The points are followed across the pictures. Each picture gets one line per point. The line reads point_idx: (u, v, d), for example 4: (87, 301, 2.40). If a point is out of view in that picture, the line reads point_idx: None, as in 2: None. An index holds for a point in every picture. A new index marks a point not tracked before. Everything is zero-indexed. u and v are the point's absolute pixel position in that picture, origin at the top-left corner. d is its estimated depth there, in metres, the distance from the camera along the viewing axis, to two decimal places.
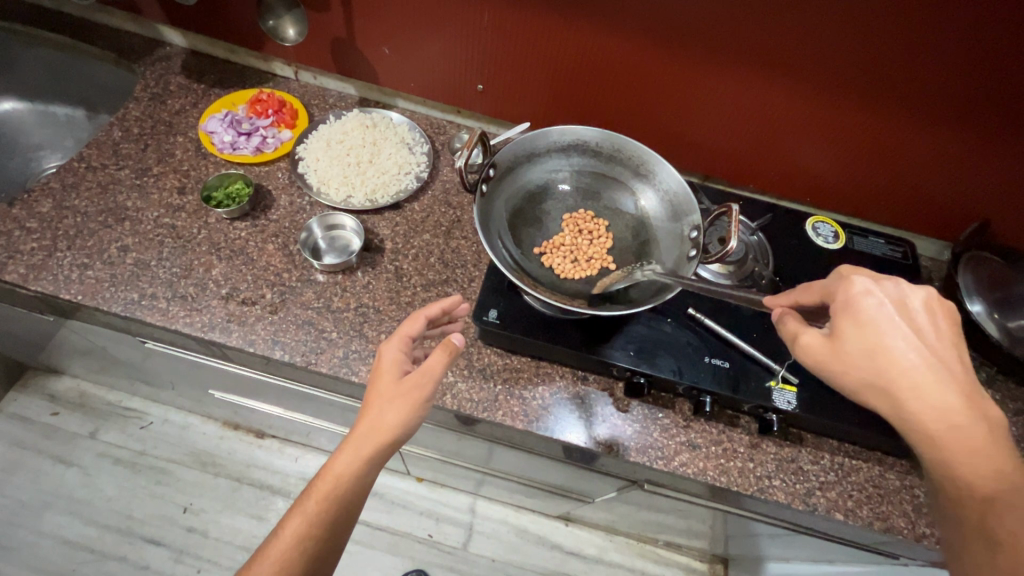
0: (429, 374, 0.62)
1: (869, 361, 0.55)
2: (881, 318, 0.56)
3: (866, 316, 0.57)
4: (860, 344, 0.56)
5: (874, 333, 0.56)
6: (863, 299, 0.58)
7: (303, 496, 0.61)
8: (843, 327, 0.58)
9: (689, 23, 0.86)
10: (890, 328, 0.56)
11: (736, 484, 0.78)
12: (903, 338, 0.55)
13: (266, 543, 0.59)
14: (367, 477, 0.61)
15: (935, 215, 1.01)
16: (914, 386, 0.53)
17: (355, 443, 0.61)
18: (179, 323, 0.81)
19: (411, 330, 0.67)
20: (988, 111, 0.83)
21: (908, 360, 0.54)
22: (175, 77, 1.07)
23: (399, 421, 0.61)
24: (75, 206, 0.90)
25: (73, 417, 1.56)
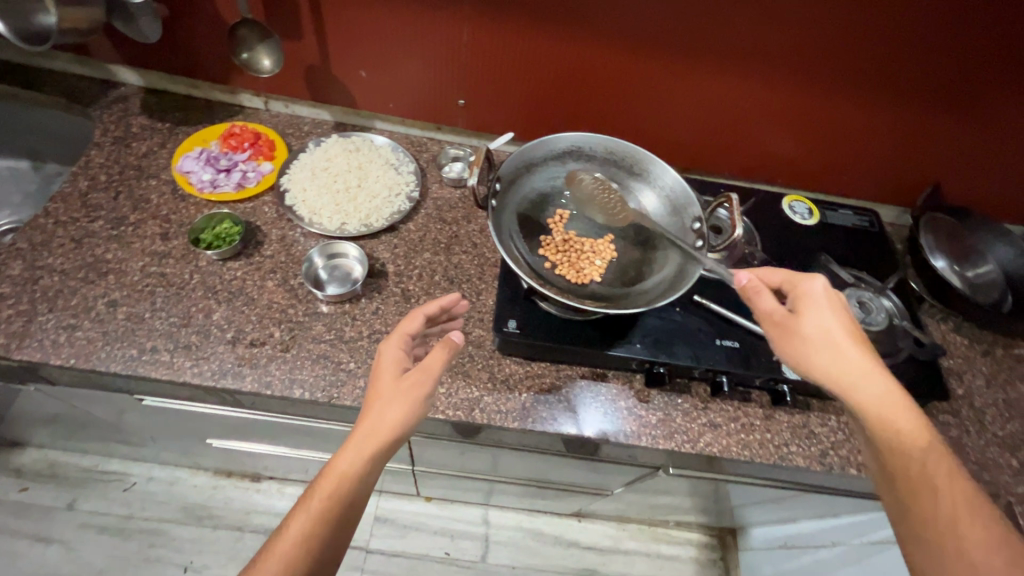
0: (431, 370, 0.63)
1: (824, 343, 0.62)
2: (828, 306, 0.64)
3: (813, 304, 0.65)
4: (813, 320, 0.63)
5: (824, 320, 0.63)
6: (811, 288, 0.66)
7: (305, 496, 0.59)
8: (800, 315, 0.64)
9: (662, 26, 0.90)
10: (835, 315, 0.64)
11: (759, 456, 0.82)
12: (843, 324, 0.63)
13: (269, 544, 0.57)
14: (372, 475, 0.60)
15: (892, 183, 1.11)
16: (859, 366, 0.61)
17: (360, 440, 0.59)
18: (187, 374, 0.77)
19: (410, 328, 0.68)
20: (932, 86, 0.92)
21: (851, 345, 0.62)
22: (137, 118, 1.02)
23: (402, 417, 0.60)
24: (49, 264, 0.84)
25: (44, 490, 1.44)
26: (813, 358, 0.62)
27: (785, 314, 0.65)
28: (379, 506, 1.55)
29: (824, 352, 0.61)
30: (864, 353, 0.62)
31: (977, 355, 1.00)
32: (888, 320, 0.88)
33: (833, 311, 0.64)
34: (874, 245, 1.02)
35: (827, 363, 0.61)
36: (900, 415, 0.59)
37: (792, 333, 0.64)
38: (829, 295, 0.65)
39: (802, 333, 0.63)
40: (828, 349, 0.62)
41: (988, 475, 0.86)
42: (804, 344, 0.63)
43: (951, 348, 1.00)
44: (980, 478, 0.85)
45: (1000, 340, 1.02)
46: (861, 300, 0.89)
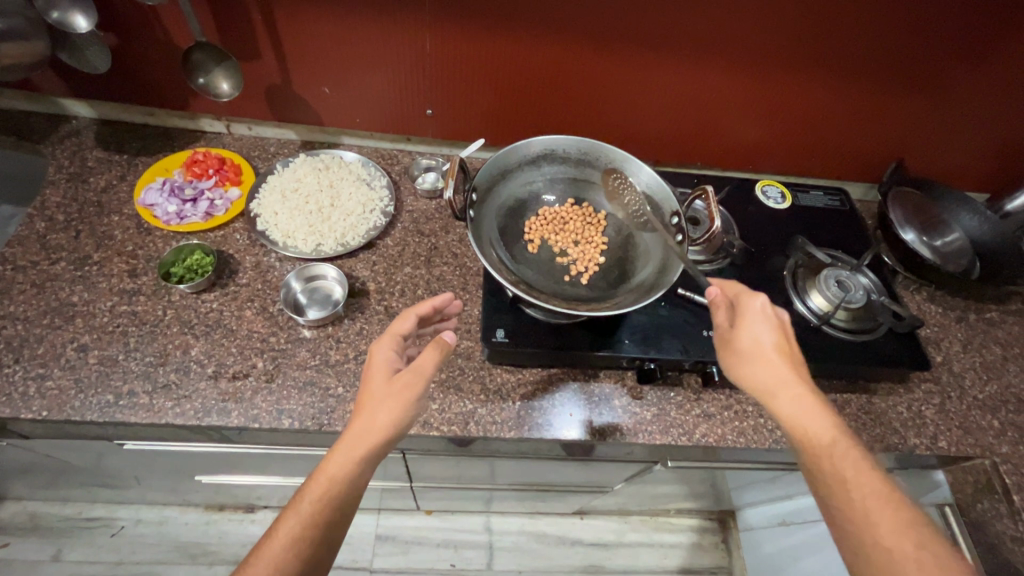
0: (422, 371, 0.62)
1: (752, 355, 0.66)
2: (763, 320, 0.68)
3: (748, 317, 0.68)
4: (750, 334, 0.67)
5: (757, 333, 0.67)
6: (753, 305, 0.69)
7: (295, 498, 0.58)
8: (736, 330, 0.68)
9: (625, 23, 0.90)
10: (766, 330, 0.67)
11: (754, 441, 0.83)
12: (774, 338, 0.67)
13: (258, 546, 0.56)
14: (362, 479, 0.59)
15: (858, 161, 1.13)
16: (781, 378, 0.64)
17: (350, 443, 0.58)
18: (169, 416, 0.74)
19: (402, 328, 0.67)
20: (890, 64, 0.94)
21: (779, 359, 0.65)
22: (92, 151, 0.98)
23: (392, 419, 0.60)
24: (11, 312, 0.80)
25: (26, 544, 1.38)
26: (742, 369, 0.66)
27: (726, 328, 0.69)
28: (380, 525, 1.53)
29: (751, 364, 0.65)
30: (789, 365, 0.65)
31: (952, 322, 1.03)
32: (867, 297, 0.90)
33: (773, 329, 0.67)
34: (847, 224, 1.04)
35: (753, 373, 0.65)
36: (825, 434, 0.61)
37: (727, 346, 0.68)
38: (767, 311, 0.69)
39: (735, 345, 0.67)
40: (756, 361, 0.65)
41: (973, 439, 0.88)
42: (736, 356, 0.67)
43: (927, 317, 1.03)
44: (965, 442, 0.88)
45: (972, 305, 1.06)
46: (839, 279, 0.91)
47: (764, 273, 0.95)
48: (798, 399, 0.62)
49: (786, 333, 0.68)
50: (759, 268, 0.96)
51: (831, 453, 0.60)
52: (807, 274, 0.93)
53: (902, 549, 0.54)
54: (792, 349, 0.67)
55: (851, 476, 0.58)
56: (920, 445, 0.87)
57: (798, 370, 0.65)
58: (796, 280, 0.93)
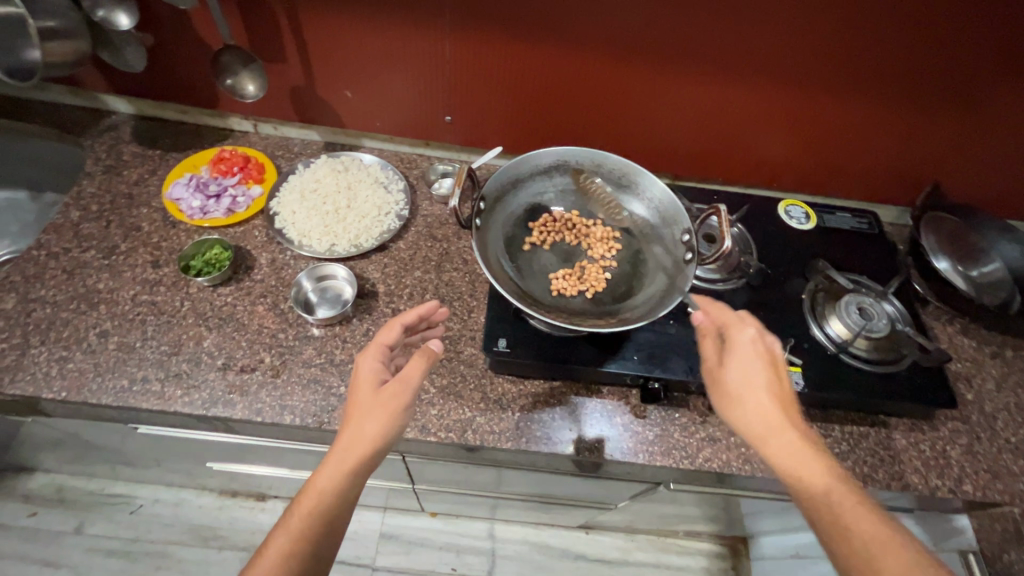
0: (408, 379, 0.63)
1: (742, 391, 0.63)
2: (751, 356, 0.65)
3: (736, 353, 0.66)
4: (738, 372, 0.64)
5: (745, 372, 0.64)
6: (740, 339, 0.67)
7: (285, 515, 0.59)
8: (722, 366, 0.66)
9: (647, 35, 0.89)
10: (757, 365, 0.65)
11: (760, 470, 0.80)
12: (763, 376, 0.64)
13: (251, 563, 0.57)
14: (352, 490, 0.59)
15: (891, 183, 1.08)
16: (774, 419, 0.61)
17: (339, 456, 0.59)
18: (177, 405, 0.77)
19: (388, 339, 0.68)
20: (925, 84, 0.90)
21: (768, 398, 0.63)
22: (128, 145, 1.03)
23: (379, 429, 0.60)
24: (42, 296, 0.84)
25: (52, 515, 1.45)
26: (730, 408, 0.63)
27: (715, 363, 0.67)
28: (384, 523, 1.55)
29: (742, 405, 0.63)
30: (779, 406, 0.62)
31: (986, 358, 0.97)
32: (891, 326, 0.86)
33: (760, 364, 0.65)
34: (875, 248, 1.00)
35: (748, 410, 0.62)
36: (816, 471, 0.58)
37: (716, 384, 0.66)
38: (755, 347, 0.66)
39: (732, 377, 0.65)
40: (743, 402, 0.63)
41: (1001, 484, 0.83)
42: (726, 395, 0.64)
43: (959, 351, 0.97)
44: (993, 487, 0.82)
45: (1009, 340, 0.99)
46: (861, 306, 0.87)
47: (782, 296, 0.92)
48: (787, 441, 0.60)
49: (777, 370, 0.66)
50: (776, 290, 0.93)
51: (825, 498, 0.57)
52: (828, 299, 0.90)
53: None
54: (782, 389, 0.64)
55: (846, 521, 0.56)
56: (942, 486, 0.82)
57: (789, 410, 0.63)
58: (816, 305, 0.89)
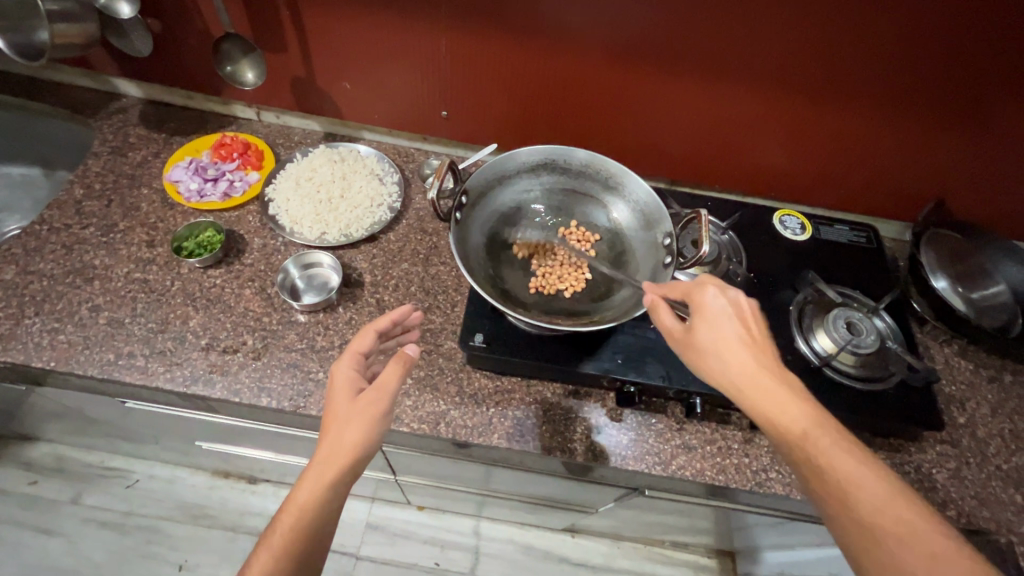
0: (385, 387, 0.64)
1: (717, 351, 0.61)
2: (720, 315, 0.63)
3: (708, 314, 0.63)
4: (710, 334, 0.62)
5: (719, 331, 0.62)
6: (707, 299, 0.64)
7: (267, 532, 0.59)
8: (695, 328, 0.63)
9: (643, 37, 0.88)
10: (728, 323, 0.63)
11: (734, 481, 0.79)
12: (736, 331, 0.62)
13: None
14: (334, 501, 0.60)
15: (893, 197, 1.06)
16: (751, 373, 0.60)
17: (318, 469, 0.60)
18: (159, 380, 0.79)
19: (362, 346, 0.68)
20: (928, 97, 0.88)
21: (744, 353, 0.61)
22: (135, 128, 1.06)
23: (358, 438, 0.61)
24: (40, 269, 0.87)
25: (52, 483, 1.50)
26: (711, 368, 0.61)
27: (684, 331, 0.64)
28: (371, 513, 1.56)
29: (720, 364, 0.61)
30: (755, 358, 0.61)
31: (982, 381, 0.93)
32: (879, 343, 0.83)
33: (731, 321, 0.63)
34: (871, 263, 0.98)
35: (725, 369, 0.60)
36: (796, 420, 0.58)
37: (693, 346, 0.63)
38: (723, 304, 0.64)
39: (704, 339, 0.62)
40: (723, 362, 0.61)
41: (987, 512, 0.80)
42: (703, 358, 0.62)
43: (954, 373, 0.94)
44: (978, 515, 0.80)
45: (1009, 365, 0.96)
46: (850, 321, 0.85)
47: (769, 307, 0.90)
48: (767, 393, 0.59)
49: (747, 323, 0.64)
50: (764, 300, 0.91)
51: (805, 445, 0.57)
52: (816, 312, 0.88)
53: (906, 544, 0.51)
54: (756, 339, 0.63)
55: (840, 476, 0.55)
56: None
57: (764, 360, 0.61)
58: (802, 317, 0.88)
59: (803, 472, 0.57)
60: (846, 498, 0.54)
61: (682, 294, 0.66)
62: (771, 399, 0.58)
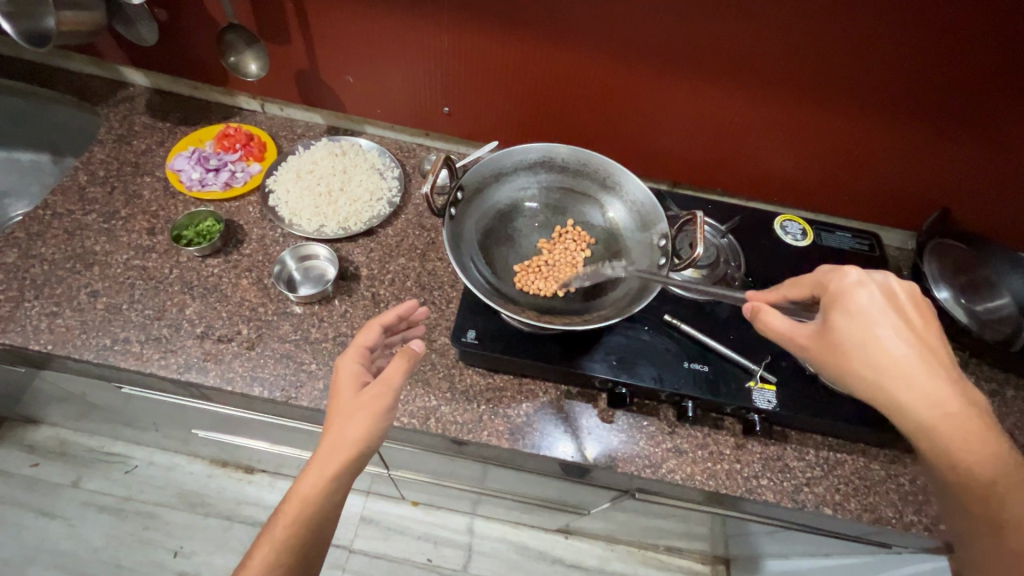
0: (390, 382, 0.63)
1: (863, 351, 0.55)
2: (870, 309, 0.56)
3: (854, 307, 0.57)
4: (854, 332, 0.56)
5: (865, 328, 0.56)
6: (850, 291, 0.57)
7: (270, 523, 0.60)
8: (832, 322, 0.57)
9: (646, 36, 0.87)
10: (881, 318, 0.56)
11: (724, 487, 0.78)
12: (895, 327, 0.55)
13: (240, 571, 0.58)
14: (336, 494, 0.60)
15: (898, 205, 1.05)
16: (913, 377, 0.54)
17: (321, 461, 0.60)
18: (153, 367, 0.79)
19: (367, 340, 0.69)
20: (936, 103, 0.86)
21: (903, 352, 0.54)
22: (140, 117, 1.07)
23: (362, 433, 0.61)
24: (42, 254, 0.88)
25: (53, 467, 1.51)
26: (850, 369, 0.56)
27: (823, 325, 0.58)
28: (366, 507, 1.57)
29: (868, 367, 0.55)
30: (921, 359, 0.54)
31: (983, 395, 0.92)
32: None
33: (884, 314, 0.56)
34: (873, 271, 0.96)
35: (883, 372, 0.54)
36: (964, 435, 0.52)
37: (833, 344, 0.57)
38: (872, 294, 0.57)
39: (856, 336, 0.56)
40: (875, 363, 0.55)
41: None
42: (844, 357, 0.56)
43: None
44: None
45: (1013, 379, 0.94)
46: None
47: None
48: (933, 402, 0.53)
49: (906, 316, 0.57)
50: None
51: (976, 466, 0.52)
52: None
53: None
54: (921, 335, 0.56)
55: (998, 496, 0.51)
56: (918, 524, 0.77)
57: (929, 359, 0.55)
58: None
59: (967, 493, 0.52)
60: (1013, 523, 0.50)
61: (816, 284, 0.61)
62: (940, 410, 0.53)
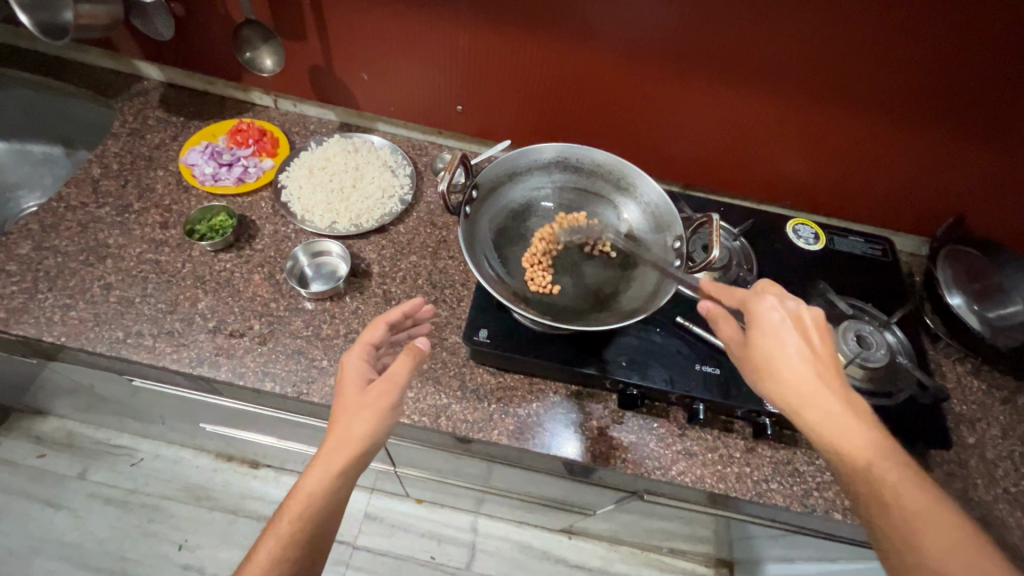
0: (395, 379, 0.64)
1: (772, 364, 0.60)
2: (777, 326, 0.62)
3: (764, 325, 0.62)
4: (764, 346, 0.61)
5: (775, 341, 0.61)
6: (763, 310, 0.63)
7: (274, 520, 0.59)
8: (749, 336, 0.63)
9: (662, 38, 0.87)
10: (786, 334, 0.61)
11: (734, 490, 0.78)
12: (797, 344, 0.61)
13: (241, 569, 0.57)
14: (341, 490, 0.60)
15: (911, 210, 1.04)
16: (811, 388, 0.59)
17: (327, 457, 0.60)
18: (166, 360, 0.80)
19: (373, 338, 0.69)
20: (951, 109, 0.86)
21: (802, 366, 0.59)
22: (154, 111, 1.07)
23: (368, 429, 0.61)
24: (56, 246, 0.89)
25: (60, 458, 1.52)
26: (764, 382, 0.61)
27: (738, 342, 0.65)
28: (370, 503, 1.57)
29: (774, 380, 0.60)
30: (817, 373, 0.59)
31: (995, 403, 0.91)
32: (890, 357, 0.82)
33: (791, 332, 0.61)
34: (885, 276, 0.96)
35: (785, 385, 0.59)
36: (855, 443, 0.56)
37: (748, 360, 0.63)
38: (781, 314, 0.63)
39: (759, 353, 0.62)
40: (776, 373, 0.60)
41: (994, 535, 0.78)
42: (755, 371, 0.62)
43: (965, 393, 0.92)
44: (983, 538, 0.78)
45: None
46: (860, 334, 0.83)
47: None
48: (827, 411, 0.57)
49: (810, 335, 0.61)
50: None
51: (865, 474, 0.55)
52: None
53: (944, 567, 0.50)
54: (823, 354, 0.61)
55: (890, 497, 0.53)
56: None
57: (826, 374, 0.59)
58: None
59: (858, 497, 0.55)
60: (902, 528, 0.52)
61: (739, 302, 0.67)
62: (831, 418, 0.57)
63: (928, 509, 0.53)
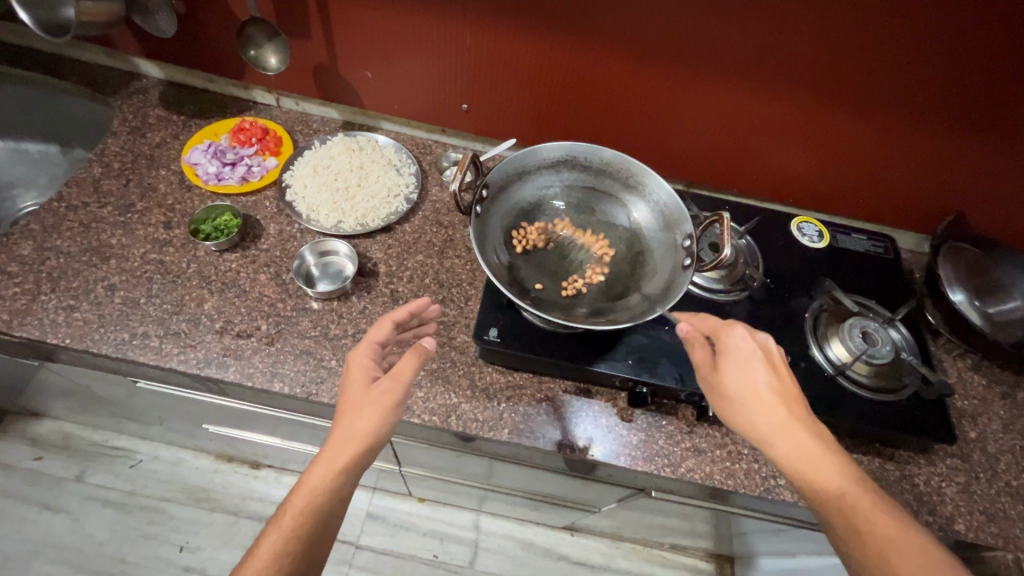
0: (399, 377, 0.63)
1: (742, 395, 0.63)
2: (748, 357, 0.65)
3: (734, 354, 0.65)
4: (736, 376, 0.64)
5: (744, 372, 0.64)
6: (735, 340, 0.66)
7: (278, 515, 0.59)
8: (721, 366, 0.65)
9: (669, 37, 0.87)
10: (755, 366, 0.64)
11: (743, 486, 0.79)
12: (765, 376, 0.63)
13: (243, 564, 0.57)
14: (344, 487, 0.60)
15: (910, 208, 1.06)
16: (780, 419, 0.61)
17: (331, 454, 0.60)
18: (173, 361, 0.79)
19: (378, 336, 0.68)
20: (949, 109, 0.87)
21: (770, 396, 0.62)
22: (154, 109, 1.06)
23: (373, 427, 0.61)
24: (58, 246, 0.87)
25: (58, 461, 1.50)
26: (722, 405, 0.64)
27: (709, 367, 0.66)
28: (372, 503, 1.57)
29: (745, 410, 0.62)
30: (783, 404, 0.62)
31: (995, 397, 0.93)
32: (895, 354, 0.83)
33: (761, 365, 0.64)
34: (888, 273, 0.97)
35: (758, 416, 0.61)
36: (822, 470, 0.59)
37: (713, 387, 0.65)
38: (751, 345, 0.66)
39: (725, 384, 0.64)
40: (746, 401, 0.62)
41: (996, 527, 0.79)
42: (725, 400, 0.64)
43: (966, 388, 0.93)
44: (986, 529, 0.79)
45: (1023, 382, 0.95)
46: (865, 330, 0.84)
47: (784, 313, 0.90)
48: (796, 445, 0.59)
49: (775, 365, 0.65)
50: (780, 307, 0.91)
51: (837, 505, 0.57)
52: (832, 320, 0.87)
53: None
54: (785, 386, 0.64)
55: (865, 524, 0.56)
56: (932, 523, 0.78)
57: (791, 405, 0.62)
58: (818, 325, 0.87)
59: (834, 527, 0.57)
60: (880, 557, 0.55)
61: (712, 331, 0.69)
62: (801, 450, 0.59)
63: (899, 536, 0.56)
